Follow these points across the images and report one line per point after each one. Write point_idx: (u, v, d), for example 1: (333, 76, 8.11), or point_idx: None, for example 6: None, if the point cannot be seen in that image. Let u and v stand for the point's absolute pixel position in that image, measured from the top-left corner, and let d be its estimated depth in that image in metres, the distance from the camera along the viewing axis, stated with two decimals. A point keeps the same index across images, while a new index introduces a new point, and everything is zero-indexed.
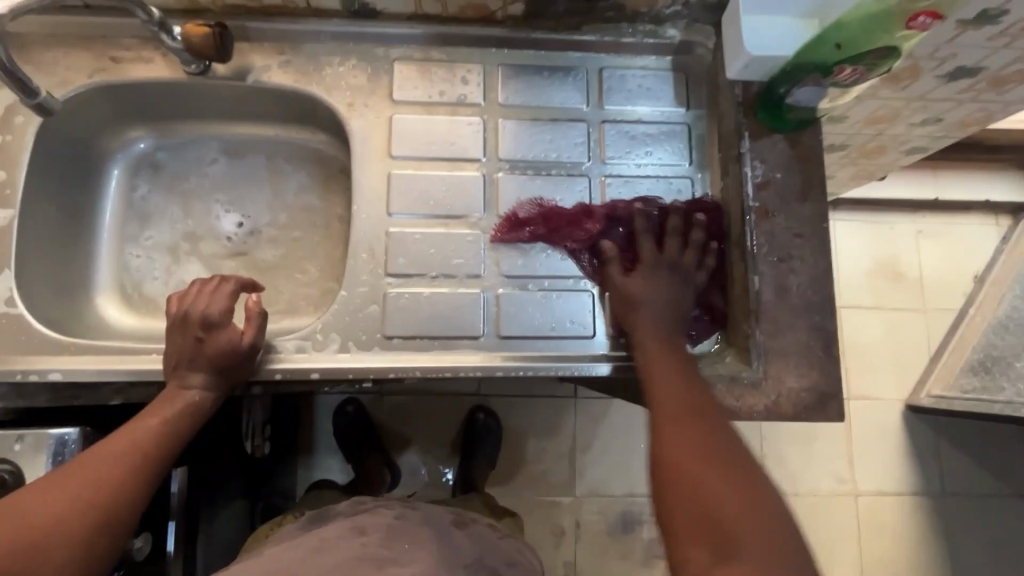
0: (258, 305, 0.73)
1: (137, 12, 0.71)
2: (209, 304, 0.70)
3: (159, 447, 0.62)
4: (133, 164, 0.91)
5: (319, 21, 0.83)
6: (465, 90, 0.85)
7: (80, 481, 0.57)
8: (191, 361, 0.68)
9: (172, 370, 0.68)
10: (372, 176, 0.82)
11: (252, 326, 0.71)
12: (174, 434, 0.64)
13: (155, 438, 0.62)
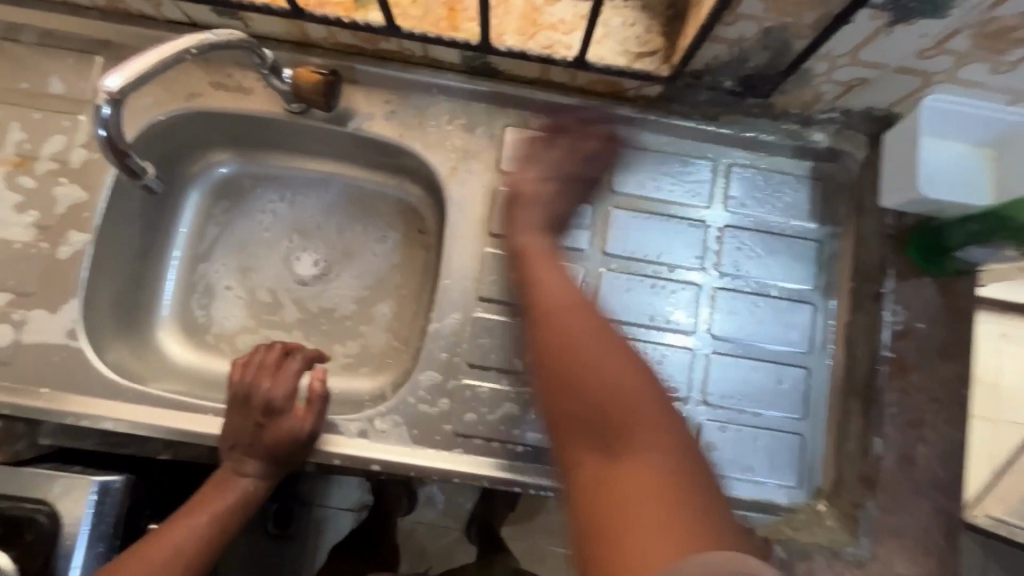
0: (324, 386, 0.66)
1: (250, 55, 0.65)
2: (274, 384, 0.65)
3: (199, 555, 0.58)
4: (212, 189, 0.86)
5: (435, 74, 0.76)
6: (578, 171, 0.77)
7: None
8: (247, 447, 0.63)
9: (228, 451, 0.64)
10: (464, 250, 0.75)
11: (315, 412, 0.65)
12: (215, 538, 0.59)
13: (193, 554, 0.57)
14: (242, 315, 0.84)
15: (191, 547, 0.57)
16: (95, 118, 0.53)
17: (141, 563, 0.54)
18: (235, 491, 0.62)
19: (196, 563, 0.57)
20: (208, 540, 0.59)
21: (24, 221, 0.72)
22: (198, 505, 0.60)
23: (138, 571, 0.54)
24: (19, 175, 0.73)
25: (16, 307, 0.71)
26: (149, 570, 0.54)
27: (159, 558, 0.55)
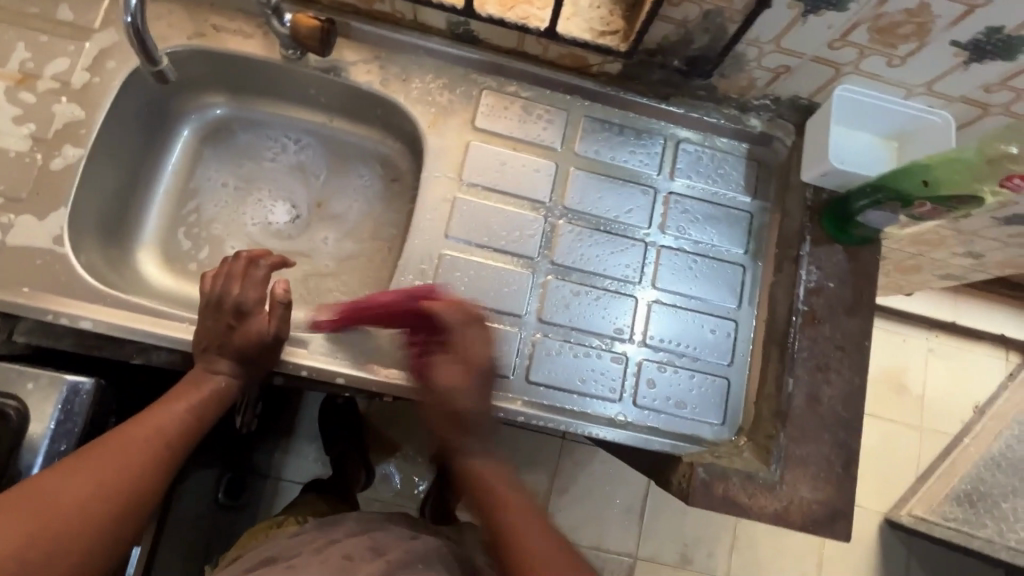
0: (287, 293, 0.72)
1: None
2: (244, 292, 0.71)
3: (178, 435, 0.65)
4: (204, 127, 0.91)
5: (423, 36, 0.84)
6: (544, 133, 0.86)
7: (97, 485, 0.56)
8: (219, 346, 0.69)
9: (200, 352, 0.70)
10: (437, 195, 0.83)
11: (278, 316, 0.71)
12: (194, 422, 0.67)
13: (176, 434, 0.64)
14: (223, 246, 0.89)
15: (170, 431, 0.64)
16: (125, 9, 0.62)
17: (126, 438, 0.61)
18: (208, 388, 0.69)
19: (175, 445, 0.64)
20: (185, 428, 0.66)
21: (20, 133, 0.76)
22: (174, 399, 0.67)
23: (122, 444, 0.60)
24: (21, 90, 0.77)
25: (5, 211, 0.74)
26: (132, 444, 0.61)
27: (141, 436, 0.62)
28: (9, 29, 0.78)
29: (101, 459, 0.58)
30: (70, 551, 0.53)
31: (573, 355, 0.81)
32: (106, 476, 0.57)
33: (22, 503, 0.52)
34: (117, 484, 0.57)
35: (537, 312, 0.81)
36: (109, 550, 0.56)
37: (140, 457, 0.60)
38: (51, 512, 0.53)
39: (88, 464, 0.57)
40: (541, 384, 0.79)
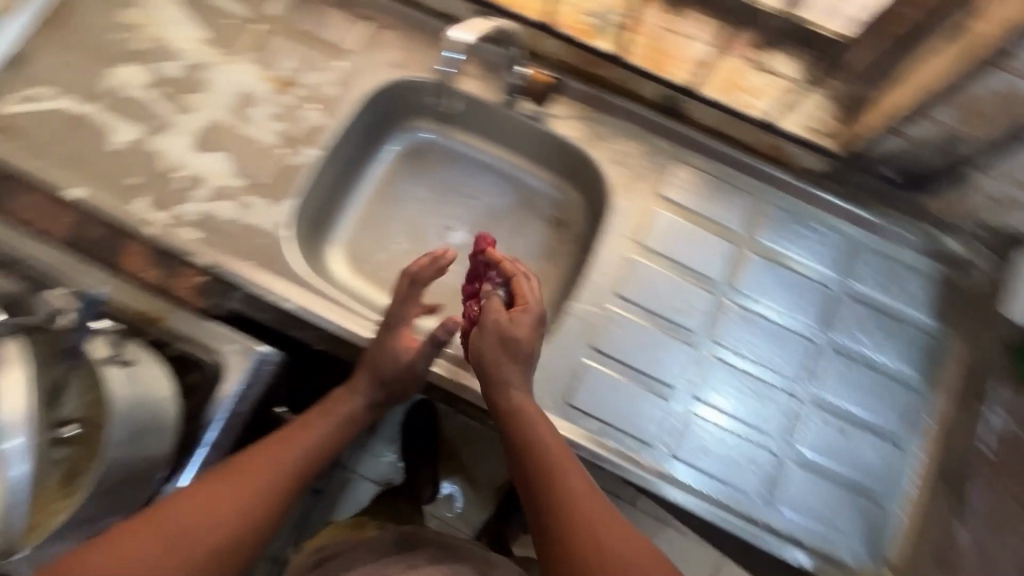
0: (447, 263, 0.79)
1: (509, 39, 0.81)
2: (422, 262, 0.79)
3: (325, 444, 0.72)
4: (407, 146, 1.00)
5: (631, 102, 0.88)
6: (728, 213, 0.87)
7: (252, 489, 0.63)
8: (373, 381, 0.76)
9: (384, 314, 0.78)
10: (614, 252, 0.85)
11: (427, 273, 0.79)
12: (338, 436, 0.74)
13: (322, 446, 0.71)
14: (400, 254, 0.96)
15: (320, 440, 0.72)
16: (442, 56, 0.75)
17: (251, 465, 0.65)
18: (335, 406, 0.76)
19: (322, 455, 0.71)
20: (299, 462, 0.68)
21: (275, 129, 0.88)
22: (295, 431, 0.71)
23: (245, 474, 0.64)
24: (282, 93, 0.89)
25: (247, 192, 0.85)
26: (249, 472, 0.64)
27: (261, 463, 0.66)
28: (284, 41, 0.92)
29: (226, 485, 0.62)
30: (220, 539, 0.59)
31: (715, 436, 0.79)
32: (224, 503, 0.61)
33: (156, 523, 0.56)
34: (266, 489, 0.64)
35: (691, 387, 0.81)
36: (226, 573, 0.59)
37: (261, 483, 0.64)
38: (176, 534, 0.56)
39: (212, 490, 0.61)
40: (681, 460, 0.78)
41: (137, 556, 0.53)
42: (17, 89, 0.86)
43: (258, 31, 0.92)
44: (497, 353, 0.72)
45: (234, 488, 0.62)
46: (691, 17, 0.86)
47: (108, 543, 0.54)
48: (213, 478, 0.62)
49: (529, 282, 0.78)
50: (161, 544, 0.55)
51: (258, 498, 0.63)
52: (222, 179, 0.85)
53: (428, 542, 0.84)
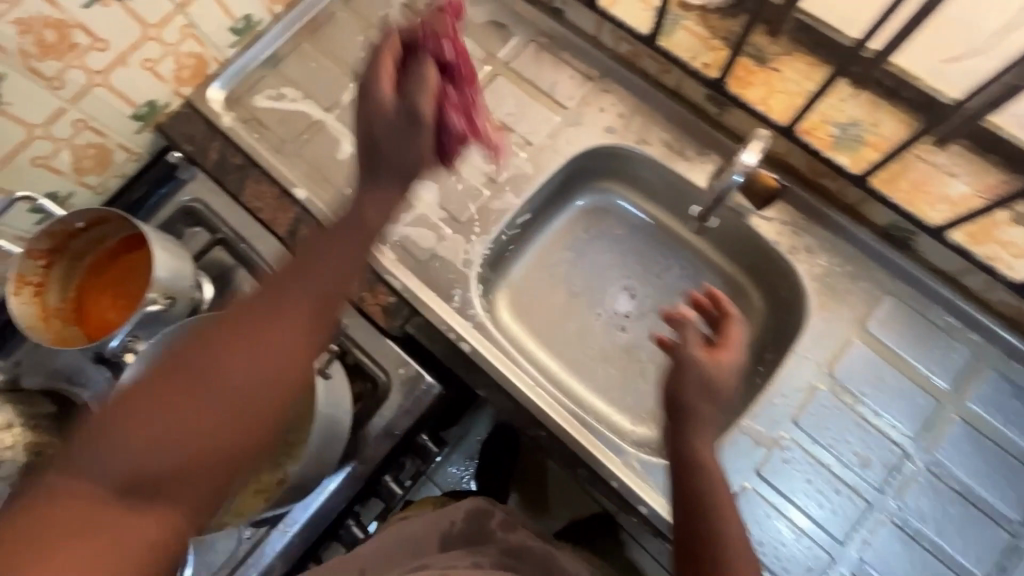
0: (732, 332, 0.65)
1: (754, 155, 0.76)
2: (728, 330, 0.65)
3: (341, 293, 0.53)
4: (592, 205, 0.99)
5: (853, 221, 0.82)
6: (939, 366, 0.78)
7: (246, 368, 0.46)
8: (371, 172, 0.58)
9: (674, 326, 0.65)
10: (800, 375, 0.78)
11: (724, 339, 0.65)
12: (353, 263, 0.55)
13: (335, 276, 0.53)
14: (561, 311, 0.95)
15: (335, 280, 0.53)
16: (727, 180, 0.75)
17: (285, 301, 0.51)
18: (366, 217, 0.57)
19: (335, 295, 0.53)
20: (319, 291, 0.52)
21: (481, 168, 0.90)
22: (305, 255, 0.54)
23: (223, 339, 0.47)
24: (495, 136, 0.92)
25: (445, 225, 0.88)
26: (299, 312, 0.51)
27: (303, 284, 0.52)
28: (507, 86, 0.95)
29: (232, 363, 0.46)
30: (209, 455, 0.43)
31: None
32: (217, 382, 0.45)
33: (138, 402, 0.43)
34: (272, 376, 0.47)
35: (859, 550, 0.72)
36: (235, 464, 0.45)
37: (283, 325, 0.49)
38: (185, 422, 0.43)
39: (201, 365, 0.45)
40: None
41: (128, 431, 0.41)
42: (277, 91, 0.98)
43: (485, 72, 0.95)
44: (698, 394, 0.62)
45: (266, 347, 0.48)
46: (951, 150, 0.77)
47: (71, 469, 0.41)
48: (227, 332, 0.47)
49: (739, 324, 0.66)
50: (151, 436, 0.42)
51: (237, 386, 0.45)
52: (423, 205, 0.88)
53: (499, 541, 0.73)
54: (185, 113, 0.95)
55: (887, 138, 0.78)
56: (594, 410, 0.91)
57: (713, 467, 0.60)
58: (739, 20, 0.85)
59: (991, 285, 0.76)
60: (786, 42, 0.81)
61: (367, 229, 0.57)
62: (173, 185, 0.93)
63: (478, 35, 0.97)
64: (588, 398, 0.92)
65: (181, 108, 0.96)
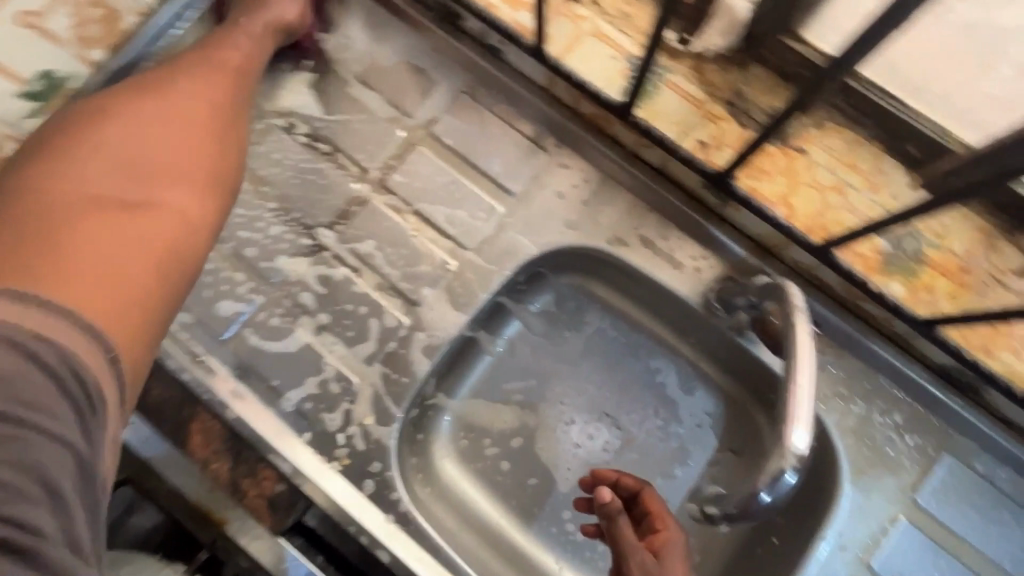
0: (636, 484, 0.63)
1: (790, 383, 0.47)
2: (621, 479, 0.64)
3: (207, 126, 0.54)
4: (553, 305, 0.75)
5: (902, 357, 0.60)
6: (1007, 550, 0.60)
7: (98, 171, 0.46)
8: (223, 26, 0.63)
9: (609, 523, 0.57)
10: (831, 571, 0.60)
11: (661, 517, 0.60)
12: (223, 102, 0.56)
13: (197, 112, 0.54)
14: (518, 453, 0.74)
15: (196, 128, 0.53)
16: (771, 483, 0.46)
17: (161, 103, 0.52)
18: (224, 53, 0.60)
19: (201, 147, 0.52)
20: (187, 160, 0.51)
21: (399, 288, 0.66)
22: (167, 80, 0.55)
23: (54, 195, 0.44)
24: (415, 236, 0.67)
25: (352, 371, 0.64)
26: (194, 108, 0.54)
27: (182, 121, 0.53)
28: (429, 161, 0.69)
29: (73, 174, 0.45)
30: (130, 215, 0.45)
31: None
32: (163, 176, 0.49)
33: (35, 205, 0.43)
34: (138, 167, 0.48)
35: None
36: (178, 289, 0.46)
37: (188, 171, 0.50)
38: (87, 195, 0.44)
39: (103, 170, 0.46)
40: None
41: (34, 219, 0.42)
42: None
43: (399, 141, 0.69)
44: None
45: (156, 149, 0.50)
46: None
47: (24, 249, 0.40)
48: (65, 147, 0.47)
49: (656, 494, 0.62)
50: (111, 198, 0.45)
51: (137, 279, 0.43)
52: (321, 343, 0.65)
53: None
54: None
55: (959, 256, 0.55)
56: None
57: None
58: (749, 73, 0.59)
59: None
60: (817, 111, 0.57)
61: (224, 105, 0.57)
62: None
63: (386, 86, 0.70)
64: (555, 568, 0.71)
65: None
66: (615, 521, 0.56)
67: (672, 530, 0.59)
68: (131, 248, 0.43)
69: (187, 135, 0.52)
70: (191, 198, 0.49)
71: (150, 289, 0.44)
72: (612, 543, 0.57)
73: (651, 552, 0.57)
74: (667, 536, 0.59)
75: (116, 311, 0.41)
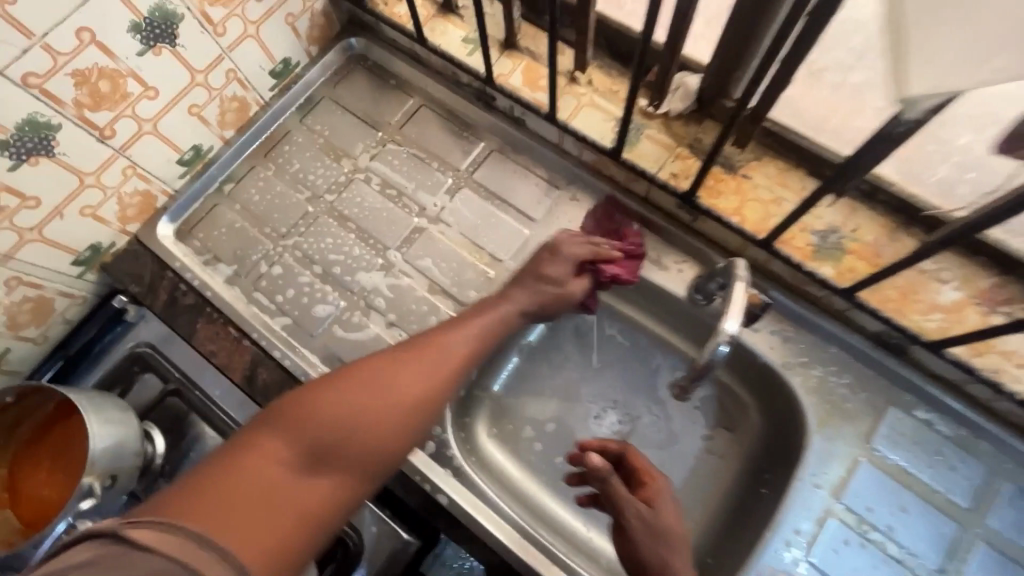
0: (619, 447, 0.76)
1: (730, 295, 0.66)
2: (607, 446, 0.76)
3: (432, 393, 0.66)
4: (570, 311, 0.94)
5: (843, 328, 0.77)
6: (951, 484, 0.73)
7: (365, 421, 0.60)
8: (526, 276, 0.77)
9: (601, 483, 0.69)
10: (808, 506, 0.73)
11: (647, 470, 0.73)
12: (453, 374, 0.68)
13: (421, 390, 0.65)
14: (546, 431, 0.89)
15: (420, 388, 0.65)
16: (712, 354, 0.63)
17: (409, 367, 0.66)
18: (448, 341, 0.70)
19: (417, 409, 0.64)
20: (424, 385, 0.65)
21: (451, 292, 0.86)
22: (442, 338, 0.70)
23: (368, 368, 0.64)
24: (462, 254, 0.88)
25: None
26: (421, 376, 0.66)
27: (431, 363, 0.67)
28: (472, 200, 0.91)
29: (361, 388, 0.62)
30: (349, 444, 0.58)
31: None
32: (380, 430, 0.60)
33: (353, 416, 0.59)
34: (408, 412, 0.63)
35: None
36: (308, 538, 0.52)
37: (373, 452, 0.59)
38: (348, 416, 0.59)
39: (341, 403, 0.59)
40: None
41: (353, 424, 0.59)
42: (229, 219, 0.93)
43: (448, 186, 0.92)
44: (654, 538, 0.66)
45: (380, 419, 0.61)
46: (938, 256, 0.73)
47: (259, 449, 0.54)
48: (374, 368, 0.64)
49: (638, 450, 0.76)
50: (272, 471, 0.53)
51: (319, 505, 0.54)
52: (390, 335, 0.84)
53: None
54: (133, 250, 0.90)
55: (870, 244, 0.74)
56: (590, 542, 0.83)
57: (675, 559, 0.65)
58: (703, 126, 0.82)
59: (999, 399, 0.71)
60: (754, 149, 0.79)
61: (460, 354, 0.70)
62: (122, 330, 0.88)
63: (438, 148, 0.95)
64: (583, 529, 0.84)
65: (129, 247, 0.90)
66: (606, 480, 0.69)
67: (658, 479, 0.72)
68: (317, 487, 0.55)
69: (421, 401, 0.64)
70: (361, 460, 0.59)
71: (329, 503, 0.55)
72: (609, 500, 0.69)
73: (644, 502, 0.69)
74: (657, 486, 0.71)
75: (271, 542, 0.49)
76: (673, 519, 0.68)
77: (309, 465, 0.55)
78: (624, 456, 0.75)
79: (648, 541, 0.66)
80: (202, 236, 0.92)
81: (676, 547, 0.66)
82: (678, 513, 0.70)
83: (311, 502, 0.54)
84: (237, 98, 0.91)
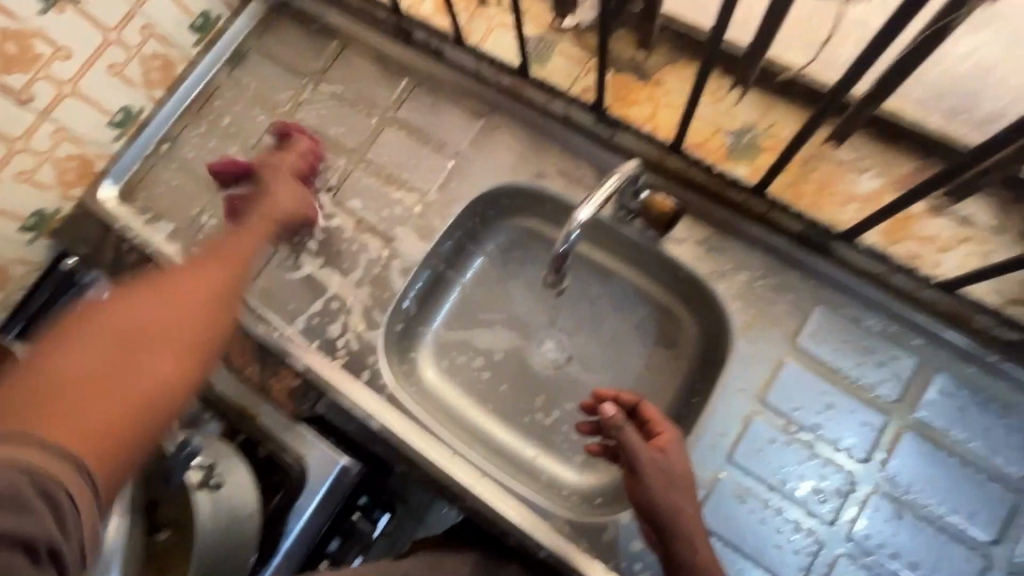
0: (632, 399, 0.71)
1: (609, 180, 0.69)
2: (620, 397, 0.71)
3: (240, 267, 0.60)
4: (507, 242, 0.94)
5: (768, 231, 0.75)
6: (878, 377, 0.72)
7: (157, 327, 0.48)
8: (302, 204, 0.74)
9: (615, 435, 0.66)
10: (732, 408, 0.74)
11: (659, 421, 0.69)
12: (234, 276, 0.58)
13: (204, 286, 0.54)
14: (487, 360, 0.91)
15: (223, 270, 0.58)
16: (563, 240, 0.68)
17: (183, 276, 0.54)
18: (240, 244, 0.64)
19: (218, 293, 0.55)
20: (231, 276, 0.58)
21: (379, 229, 0.87)
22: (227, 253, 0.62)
23: (160, 289, 0.52)
24: (389, 191, 0.89)
25: (347, 293, 0.85)
26: (219, 278, 0.57)
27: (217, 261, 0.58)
28: (396, 137, 0.91)
29: (145, 304, 0.49)
30: (144, 351, 0.46)
31: None
32: (195, 343, 0.49)
33: (132, 340, 0.46)
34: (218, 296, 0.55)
35: None
36: (140, 448, 0.43)
37: (186, 335, 0.49)
38: (128, 332, 0.46)
39: (135, 312, 0.48)
40: None
41: (118, 332, 0.46)
42: (167, 178, 0.96)
43: (372, 126, 0.92)
44: (667, 489, 0.64)
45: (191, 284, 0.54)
46: (854, 143, 0.74)
47: (48, 369, 0.42)
48: (143, 285, 0.51)
49: (649, 402, 0.71)
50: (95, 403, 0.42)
51: (154, 393, 0.45)
52: (322, 274, 0.86)
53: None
54: (78, 215, 0.93)
55: (785, 140, 0.75)
56: (532, 461, 0.86)
57: (687, 512, 0.63)
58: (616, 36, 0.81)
59: (921, 287, 0.70)
60: (671, 58, 0.79)
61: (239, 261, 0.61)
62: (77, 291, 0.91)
63: (361, 88, 0.94)
64: (525, 450, 0.87)
65: (74, 212, 0.93)
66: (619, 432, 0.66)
67: (670, 430, 0.68)
68: (118, 389, 0.43)
69: (217, 298, 0.54)
70: (189, 342, 0.49)
71: (153, 409, 0.45)
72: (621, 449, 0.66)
73: (657, 452, 0.66)
74: (668, 437, 0.68)
75: (100, 438, 0.40)
76: (682, 469, 0.66)
77: (112, 371, 0.44)
78: (636, 409, 0.71)
79: (664, 493, 0.64)
80: (144, 197, 0.96)
81: (688, 500, 0.64)
82: (688, 463, 0.67)
83: (103, 406, 0.42)
84: (157, 56, 0.91)
